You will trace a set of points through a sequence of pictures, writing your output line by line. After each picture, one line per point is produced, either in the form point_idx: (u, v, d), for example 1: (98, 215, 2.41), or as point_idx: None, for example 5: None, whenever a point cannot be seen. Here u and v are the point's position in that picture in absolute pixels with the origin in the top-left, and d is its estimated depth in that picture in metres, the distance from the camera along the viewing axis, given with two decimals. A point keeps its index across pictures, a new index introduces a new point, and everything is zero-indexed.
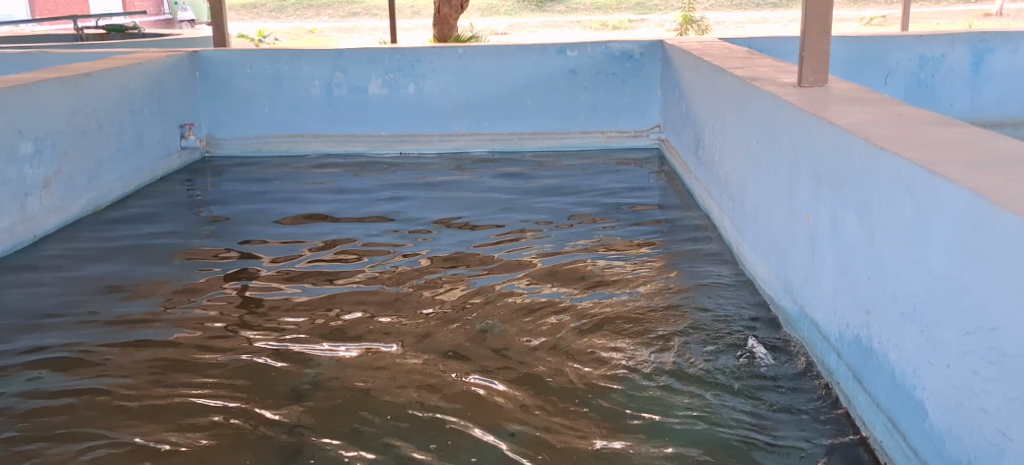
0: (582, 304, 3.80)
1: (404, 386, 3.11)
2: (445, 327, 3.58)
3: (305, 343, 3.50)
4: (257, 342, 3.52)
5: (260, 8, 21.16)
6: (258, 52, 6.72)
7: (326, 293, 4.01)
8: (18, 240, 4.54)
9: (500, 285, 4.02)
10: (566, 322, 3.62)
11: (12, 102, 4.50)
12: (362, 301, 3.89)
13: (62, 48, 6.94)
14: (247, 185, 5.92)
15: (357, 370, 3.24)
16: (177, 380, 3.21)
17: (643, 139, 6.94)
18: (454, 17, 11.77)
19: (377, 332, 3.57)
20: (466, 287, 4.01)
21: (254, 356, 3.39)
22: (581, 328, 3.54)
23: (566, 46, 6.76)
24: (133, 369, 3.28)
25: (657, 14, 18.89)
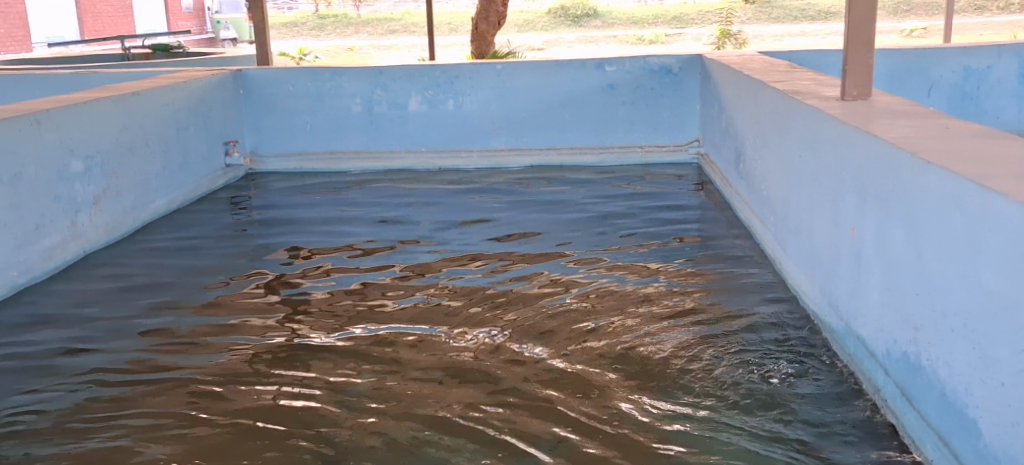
0: (623, 318, 3.78)
1: (445, 399, 3.10)
2: (481, 342, 3.57)
3: (346, 354, 3.51)
4: (296, 354, 3.53)
5: (300, 27, 21.46)
6: (301, 70, 6.82)
7: (360, 307, 4.01)
8: (69, 255, 4.63)
9: (537, 301, 4.00)
10: (603, 334, 3.62)
11: (64, 121, 4.62)
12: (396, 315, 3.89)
13: (111, 69, 7.09)
14: (289, 200, 5.98)
15: (394, 379, 3.26)
16: (222, 387, 3.24)
17: (683, 154, 6.91)
18: (491, 34, 11.84)
19: (411, 346, 3.56)
20: (500, 303, 3.99)
21: (296, 366, 3.41)
22: (621, 341, 3.54)
23: (604, 61, 6.79)
24: (179, 376, 3.32)
25: (694, 28, 18.85)
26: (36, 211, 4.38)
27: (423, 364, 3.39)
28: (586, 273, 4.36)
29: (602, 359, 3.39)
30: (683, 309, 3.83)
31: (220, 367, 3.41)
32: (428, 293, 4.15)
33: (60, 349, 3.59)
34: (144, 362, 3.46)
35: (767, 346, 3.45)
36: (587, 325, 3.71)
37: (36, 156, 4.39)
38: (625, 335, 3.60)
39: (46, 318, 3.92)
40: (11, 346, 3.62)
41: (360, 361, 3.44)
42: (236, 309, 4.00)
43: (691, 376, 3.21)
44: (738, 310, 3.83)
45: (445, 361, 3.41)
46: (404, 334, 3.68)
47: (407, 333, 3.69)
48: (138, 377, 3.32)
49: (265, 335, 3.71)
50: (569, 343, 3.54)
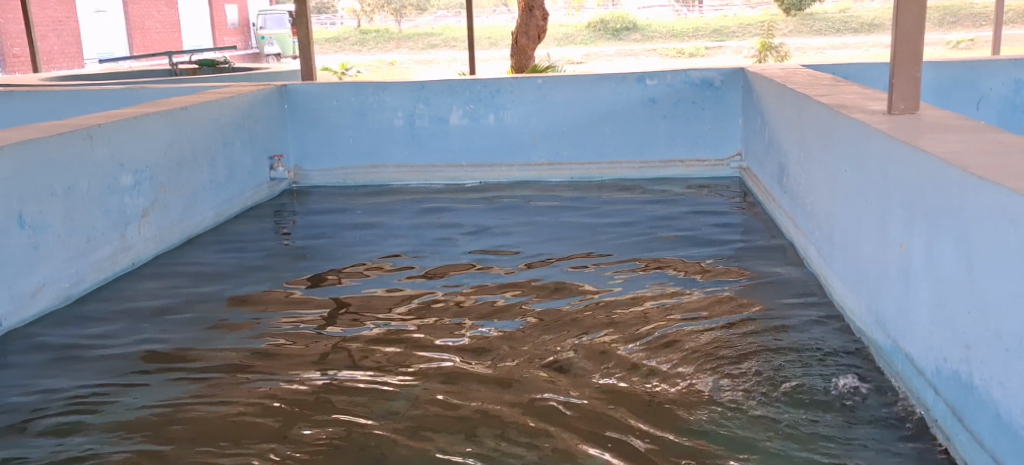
0: (664, 331, 3.76)
1: (488, 412, 3.10)
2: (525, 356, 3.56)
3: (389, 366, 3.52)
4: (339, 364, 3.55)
5: (342, 42, 21.70)
6: (345, 85, 6.90)
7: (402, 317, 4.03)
8: (118, 268, 4.72)
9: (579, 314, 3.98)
10: (639, 348, 3.61)
11: (114, 136, 4.71)
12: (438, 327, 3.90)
13: (160, 84, 7.22)
14: (332, 213, 6.05)
15: (435, 391, 3.27)
16: (267, 398, 3.27)
17: (724, 168, 6.87)
18: (531, 47, 11.88)
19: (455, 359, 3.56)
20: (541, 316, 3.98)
21: (340, 377, 3.43)
22: (660, 354, 3.53)
23: (645, 75, 6.78)
24: (226, 386, 3.37)
25: (735, 41, 18.77)
26: (88, 225, 4.47)
27: (461, 375, 3.40)
28: (627, 286, 4.34)
29: (641, 373, 3.37)
30: (723, 325, 3.80)
31: (265, 377, 3.44)
32: (469, 304, 4.16)
33: (109, 358, 3.66)
34: (191, 372, 3.50)
35: (809, 361, 3.40)
36: (622, 338, 3.71)
37: (88, 172, 4.48)
38: (663, 349, 3.58)
39: (97, 328, 3.99)
40: (63, 355, 3.69)
41: (401, 372, 3.46)
42: (280, 320, 4.04)
43: (732, 391, 3.18)
44: (780, 326, 3.78)
45: (485, 373, 3.42)
46: (443, 345, 3.70)
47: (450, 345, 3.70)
48: (184, 387, 3.36)
49: (309, 345, 3.74)
50: (606, 357, 3.53)
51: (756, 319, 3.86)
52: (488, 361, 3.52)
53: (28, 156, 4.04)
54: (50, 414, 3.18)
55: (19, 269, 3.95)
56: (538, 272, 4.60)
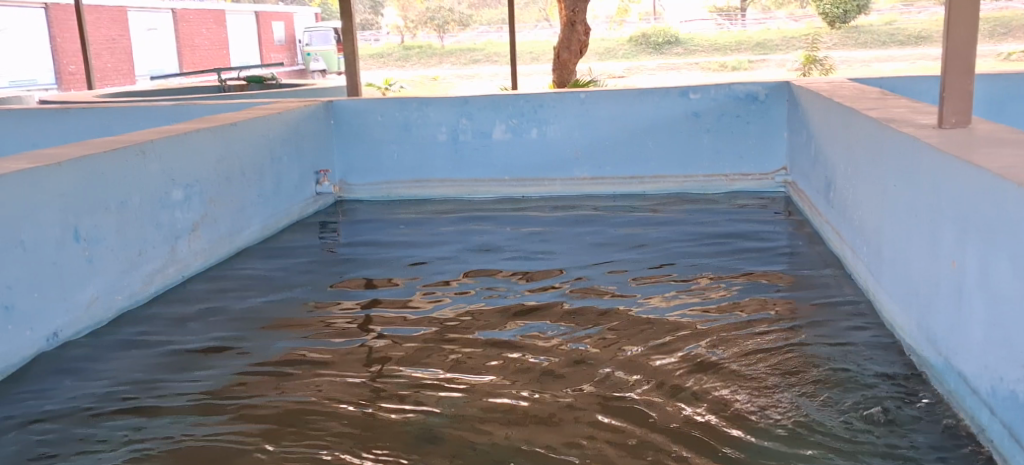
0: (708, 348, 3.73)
1: (530, 426, 3.10)
2: (567, 370, 3.57)
3: (432, 379, 3.55)
4: (384, 376, 3.59)
5: (386, 57, 21.98)
6: (389, 100, 6.97)
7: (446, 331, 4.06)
8: (168, 280, 4.81)
9: (624, 330, 3.98)
10: (681, 363, 3.59)
11: (166, 152, 4.81)
12: (481, 341, 3.93)
13: (210, 100, 7.36)
14: (377, 227, 6.11)
15: (479, 405, 3.29)
16: (313, 408, 3.31)
17: (769, 182, 6.81)
18: (574, 62, 11.87)
19: (497, 372, 3.58)
20: (584, 332, 3.99)
21: (384, 388, 3.47)
22: (700, 369, 3.51)
23: (689, 88, 6.75)
24: (273, 396, 3.42)
25: (778, 54, 18.64)
26: (140, 237, 4.57)
27: (504, 389, 3.41)
28: (672, 303, 4.31)
29: (685, 389, 3.36)
30: (768, 342, 3.75)
31: (313, 388, 3.49)
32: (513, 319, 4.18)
33: (161, 367, 3.72)
34: (240, 383, 3.54)
35: (855, 378, 3.36)
36: (662, 354, 3.69)
37: (140, 185, 4.58)
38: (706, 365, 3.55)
39: (148, 339, 4.06)
40: (117, 366, 3.75)
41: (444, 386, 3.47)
42: (326, 333, 4.07)
43: (778, 408, 3.14)
44: (827, 342, 3.73)
45: (527, 386, 3.43)
46: (486, 358, 3.73)
47: (491, 359, 3.72)
48: (233, 398, 3.40)
49: (355, 357, 3.79)
50: (649, 372, 3.52)
51: (801, 335, 3.81)
52: (531, 376, 3.53)
53: (84, 169, 4.14)
54: (104, 422, 3.23)
55: (74, 280, 4.04)
56: (582, 287, 4.60)
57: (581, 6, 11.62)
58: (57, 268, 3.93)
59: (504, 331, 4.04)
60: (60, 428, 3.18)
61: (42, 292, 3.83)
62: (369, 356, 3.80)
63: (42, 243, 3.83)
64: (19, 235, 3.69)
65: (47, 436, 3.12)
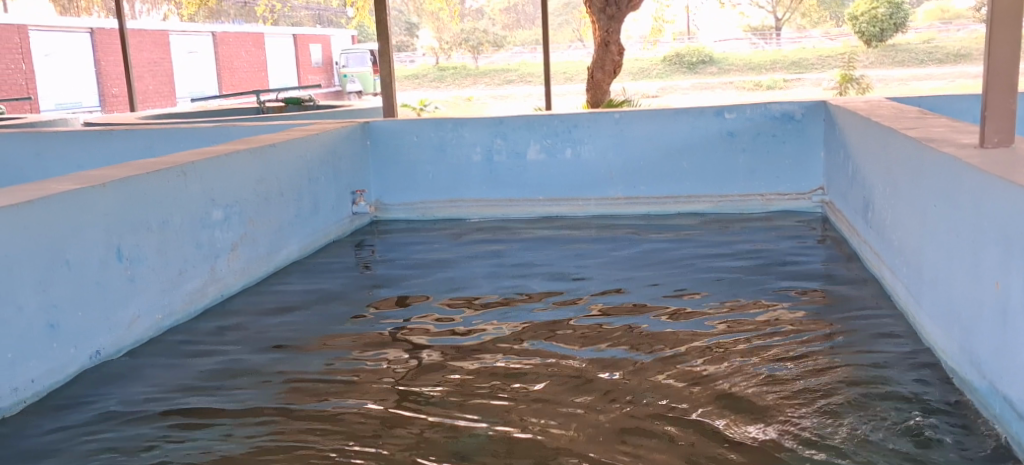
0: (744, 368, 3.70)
1: (565, 440, 3.11)
2: (603, 386, 3.57)
3: (468, 394, 3.57)
4: (420, 392, 3.61)
5: (421, 78, 22.48)
6: (424, 121, 7.03)
7: (480, 350, 4.07)
8: (208, 299, 4.87)
9: (661, 349, 3.96)
10: (717, 382, 3.57)
11: (206, 173, 4.89)
12: (516, 359, 3.94)
13: (249, 121, 7.46)
14: (411, 247, 6.14)
15: (516, 420, 3.29)
16: (352, 422, 3.34)
17: (806, 202, 6.76)
18: (607, 82, 11.90)
19: (533, 388, 3.59)
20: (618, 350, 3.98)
21: (420, 403, 3.50)
22: (737, 389, 3.49)
23: (724, 108, 6.73)
24: (311, 411, 3.45)
25: (814, 74, 18.62)
26: (180, 257, 4.63)
27: (540, 405, 3.41)
28: (708, 324, 4.28)
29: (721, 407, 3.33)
30: (807, 364, 3.71)
31: (349, 403, 3.52)
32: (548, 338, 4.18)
33: (201, 384, 3.76)
34: (278, 400, 3.55)
35: (894, 400, 3.31)
36: (697, 373, 3.68)
37: (181, 206, 4.65)
38: (742, 385, 3.53)
39: (188, 358, 4.10)
40: (157, 383, 3.79)
41: (480, 402, 3.48)
42: (362, 351, 4.09)
43: (816, 429, 3.11)
44: (866, 364, 3.67)
45: (563, 402, 3.44)
46: (522, 375, 3.74)
47: (526, 376, 3.73)
48: (271, 414, 3.41)
49: (391, 375, 3.81)
50: (684, 390, 3.50)
51: (838, 357, 3.76)
52: (566, 392, 3.53)
53: (127, 190, 4.22)
54: (145, 436, 3.26)
55: (117, 299, 4.11)
56: (617, 307, 4.58)
57: (614, 27, 11.67)
58: (100, 287, 3.99)
59: (539, 349, 4.04)
60: (102, 443, 3.21)
61: (85, 311, 3.90)
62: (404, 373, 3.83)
63: (86, 263, 3.91)
64: (64, 256, 3.76)
65: (90, 452, 3.15)
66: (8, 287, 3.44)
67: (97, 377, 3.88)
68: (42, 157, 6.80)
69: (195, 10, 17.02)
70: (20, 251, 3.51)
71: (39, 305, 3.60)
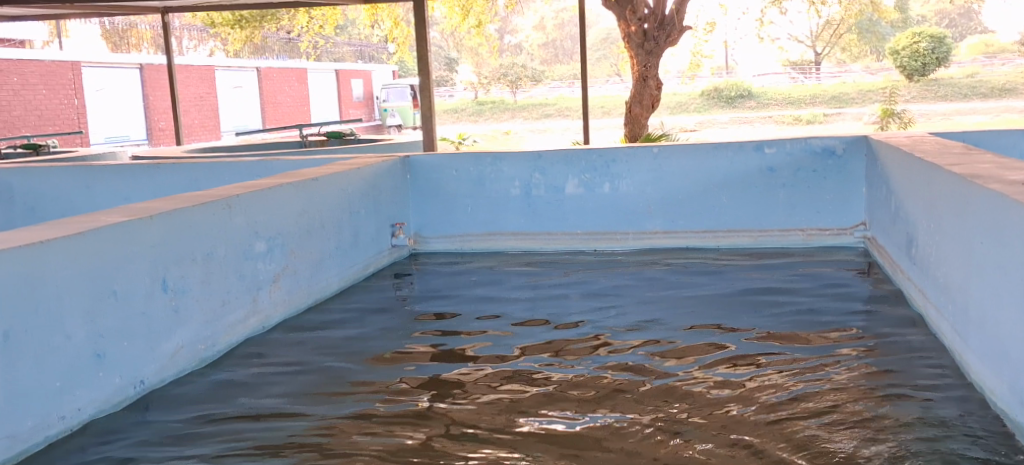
0: (784, 402, 3.67)
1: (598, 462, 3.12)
2: (641, 414, 3.58)
3: (505, 420, 3.60)
4: (457, 418, 3.65)
5: (459, 112, 23.25)
6: (464, 155, 7.10)
7: (517, 380, 4.08)
8: (250, 330, 4.93)
9: (701, 382, 3.95)
10: (759, 414, 3.53)
11: (250, 206, 4.97)
12: (552, 389, 3.95)
13: (292, 155, 7.57)
14: (450, 279, 6.18)
15: (550, 444, 3.32)
16: (387, 444, 3.38)
17: (847, 237, 6.69)
18: (645, 116, 11.88)
19: (569, 415, 3.62)
20: (656, 382, 3.98)
21: (457, 428, 3.53)
22: (776, 420, 3.46)
23: (764, 142, 6.70)
24: (349, 435, 3.49)
25: (854, 109, 18.77)
26: (223, 288, 4.70)
27: (578, 432, 3.42)
28: (746, 359, 4.24)
29: (765, 438, 3.30)
30: (848, 400, 3.65)
31: (387, 428, 3.55)
32: (586, 370, 4.18)
33: (241, 412, 3.80)
34: (317, 429, 3.57)
35: (943, 436, 3.24)
36: (736, 405, 3.65)
37: (226, 238, 4.73)
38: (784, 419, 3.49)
39: (227, 387, 4.15)
40: (200, 412, 3.83)
41: (520, 430, 3.49)
42: (399, 382, 4.11)
43: (853, 457, 3.09)
44: (910, 401, 3.62)
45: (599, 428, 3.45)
46: (557, 404, 3.76)
47: (561, 404, 3.75)
48: (310, 441, 3.42)
49: (427, 402, 3.84)
50: (721, 419, 3.51)
51: (881, 394, 3.70)
52: (601, 420, 3.53)
53: (174, 221, 4.30)
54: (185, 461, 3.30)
55: (162, 329, 4.18)
56: (654, 342, 4.56)
57: (653, 62, 11.72)
58: (145, 317, 4.06)
59: (575, 379, 4.06)
60: None
61: (132, 341, 3.97)
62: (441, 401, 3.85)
63: (133, 294, 3.98)
64: (112, 286, 3.84)
65: None
66: (57, 316, 3.52)
67: (141, 405, 3.94)
68: (91, 188, 6.95)
69: (239, 45, 17.38)
70: (69, 282, 3.59)
71: (87, 334, 3.67)
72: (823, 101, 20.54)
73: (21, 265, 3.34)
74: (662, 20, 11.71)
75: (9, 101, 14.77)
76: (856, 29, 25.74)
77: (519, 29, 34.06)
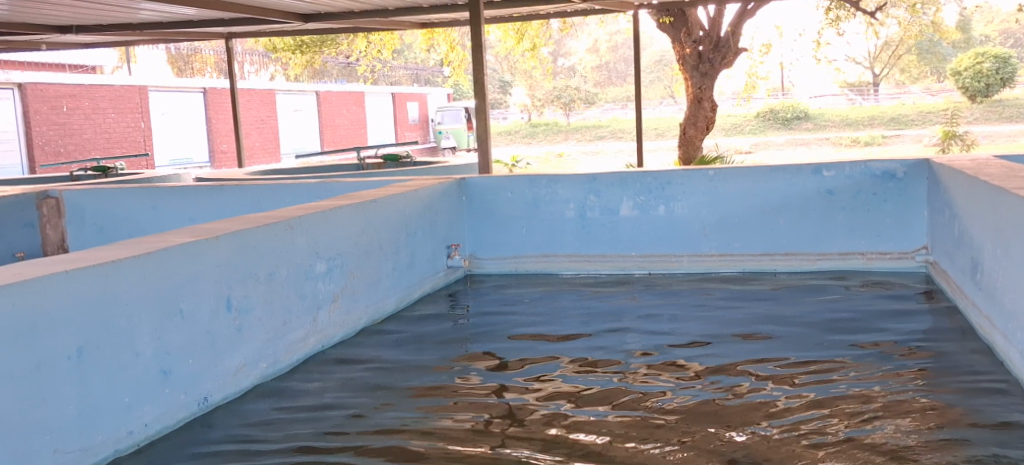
0: (835, 419, 3.69)
1: None
2: (689, 430, 3.63)
3: (555, 432, 3.68)
4: (509, 430, 3.74)
5: (513, 135, 23.52)
6: (519, 177, 7.14)
7: (568, 397, 4.13)
8: (310, 349, 5.02)
9: (752, 401, 3.96)
10: (808, 431, 3.56)
11: (312, 227, 5.06)
12: (603, 404, 4.00)
13: (350, 177, 7.69)
14: (505, 300, 6.23)
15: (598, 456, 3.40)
16: (441, 456, 3.47)
17: (909, 261, 6.58)
18: (699, 138, 11.80)
19: (619, 429, 3.69)
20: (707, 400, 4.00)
21: (509, 440, 3.62)
22: (824, 436, 3.49)
23: (822, 166, 6.63)
24: (404, 448, 3.58)
25: (913, 131, 18.48)
26: (285, 307, 4.80)
27: (627, 446, 3.48)
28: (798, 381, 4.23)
29: (818, 454, 3.31)
30: (906, 421, 3.60)
31: (440, 442, 3.62)
32: (637, 388, 4.22)
33: (300, 428, 3.89)
34: (373, 445, 3.62)
35: (1003, 454, 3.20)
36: (787, 422, 3.67)
37: (288, 258, 4.82)
38: (836, 435, 3.50)
39: (288, 404, 4.24)
40: (264, 426, 3.93)
41: (571, 443, 3.55)
42: (454, 400, 4.16)
43: None
44: (970, 421, 3.56)
45: (647, 442, 3.52)
46: (607, 419, 3.82)
47: (611, 419, 3.81)
48: (366, 457, 3.48)
49: (480, 417, 3.92)
50: (769, 434, 3.54)
51: (940, 415, 3.66)
52: (652, 435, 3.59)
53: (240, 242, 4.41)
54: None
55: (226, 347, 4.28)
56: (709, 364, 4.54)
57: (707, 84, 11.66)
58: (210, 336, 4.16)
59: (626, 397, 4.10)
60: None
61: (197, 359, 4.07)
62: (493, 415, 3.94)
63: (198, 313, 4.08)
64: (179, 305, 3.95)
65: None
66: (126, 334, 3.62)
67: (205, 421, 4.03)
68: (157, 209, 7.15)
69: (299, 69, 17.76)
70: (139, 301, 3.70)
71: (154, 352, 3.78)
72: (881, 123, 20.29)
73: (94, 284, 3.45)
74: (717, 41, 11.65)
75: (81, 125, 15.28)
76: (915, 48, 25.47)
77: (572, 53, 34.32)
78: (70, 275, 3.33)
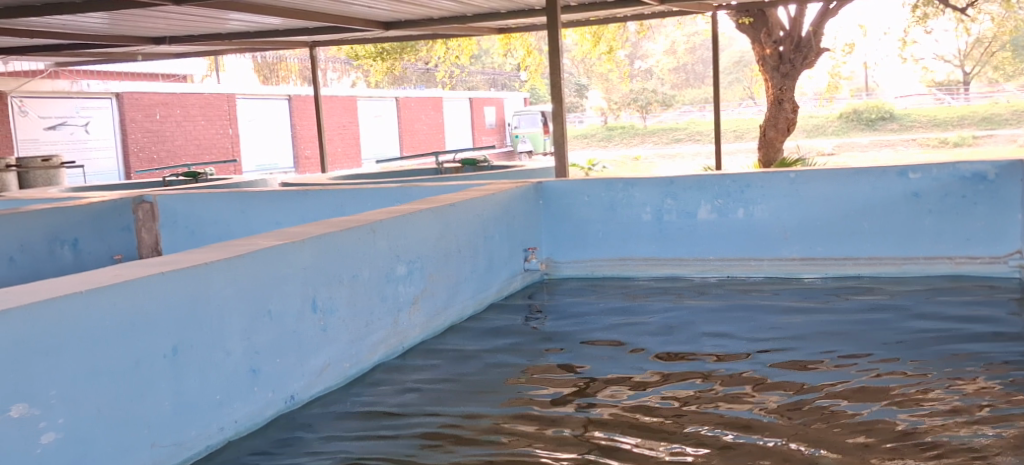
0: (900, 401, 3.82)
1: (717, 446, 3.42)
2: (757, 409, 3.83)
3: (630, 412, 3.90)
4: (585, 411, 3.96)
5: (589, 138, 23.52)
6: (596, 180, 7.15)
7: (642, 385, 4.29)
8: (391, 350, 5.13)
9: (822, 387, 4.08)
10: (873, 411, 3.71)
11: (392, 230, 5.17)
12: (675, 390, 4.18)
13: (428, 181, 7.81)
14: (582, 302, 6.27)
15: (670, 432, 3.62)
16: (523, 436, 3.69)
17: (1001, 266, 6.36)
18: (780, 140, 11.60)
19: (690, 408, 3.90)
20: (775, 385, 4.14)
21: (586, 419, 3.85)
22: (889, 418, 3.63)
23: (908, 168, 6.46)
24: (487, 432, 3.77)
25: (1006, 131, 17.83)
26: (368, 309, 4.92)
27: (698, 423, 3.70)
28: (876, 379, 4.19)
29: (881, 431, 3.48)
30: (988, 418, 3.56)
31: (521, 425, 3.83)
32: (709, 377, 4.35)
33: (384, 421, 4.02)
34: (455, 434, 3.77)
35: None
36: (854, 404, 3.82)
37: (371, 260, 4.94)
38: (903, 417, 3.63)
39: (372, 400, 4.37)
40: (348, 421, 4.07)
41: (646, 421, 3.77)
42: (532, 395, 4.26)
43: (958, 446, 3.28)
44: None
45: (717, 420, 3.72)
46: (678, 401, 4.01)
47: (683, 400, 4.02)
48: (450, 443, 3.65)
49: (556, 404, 4.10)
50: (835, 413, 3.72)
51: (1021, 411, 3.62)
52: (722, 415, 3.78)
53: (324, 245, 4.53)
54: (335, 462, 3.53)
55: (311, 347, 4.41)
56: (788, 364, 4.51)
57: (788, 85, 11.46)
58: (296, 336, 4.30)
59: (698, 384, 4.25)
60: None
61: (285, 357, 4.21)
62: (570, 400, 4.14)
63: (286, 314, 4.22)
64: (267, 305, 4.09)
65: None
66: (218, 333, 3.77)
67: (292, 417, 4.18)
68: (246, 213, 7.41)
69: (380, 75, 18.10)
70: (230, 301, 3.86)
71: (244, 351, 3.93)
72: (972, 123, 19.61)
73: (187, 287, 3.60)
74: (798, 42, 11.44)
75: (173, 132, 15.85)
76: (1010, 44, 24.49)
77: (649, 55, 34.06)
78: (166, 277, 3.49)
